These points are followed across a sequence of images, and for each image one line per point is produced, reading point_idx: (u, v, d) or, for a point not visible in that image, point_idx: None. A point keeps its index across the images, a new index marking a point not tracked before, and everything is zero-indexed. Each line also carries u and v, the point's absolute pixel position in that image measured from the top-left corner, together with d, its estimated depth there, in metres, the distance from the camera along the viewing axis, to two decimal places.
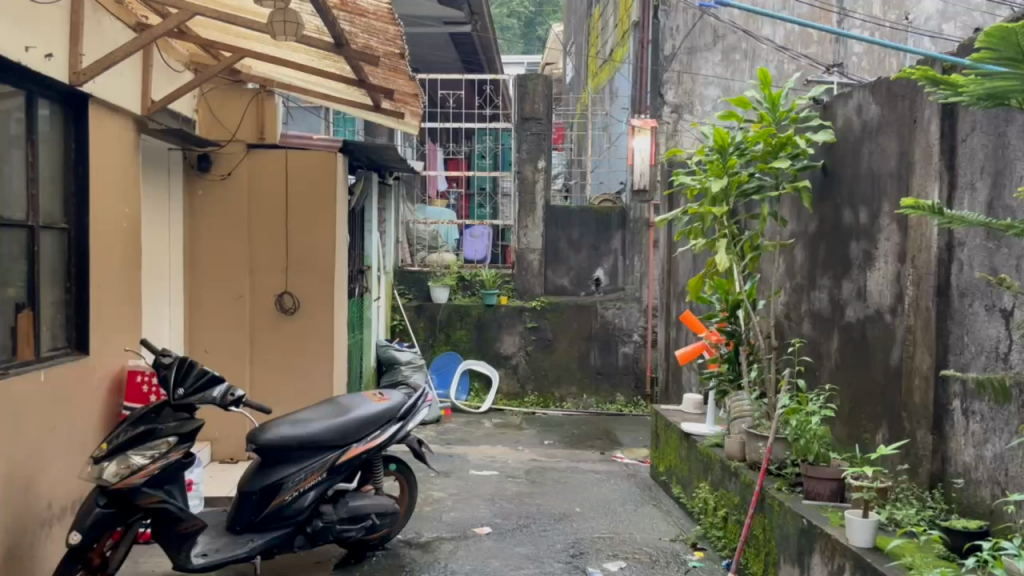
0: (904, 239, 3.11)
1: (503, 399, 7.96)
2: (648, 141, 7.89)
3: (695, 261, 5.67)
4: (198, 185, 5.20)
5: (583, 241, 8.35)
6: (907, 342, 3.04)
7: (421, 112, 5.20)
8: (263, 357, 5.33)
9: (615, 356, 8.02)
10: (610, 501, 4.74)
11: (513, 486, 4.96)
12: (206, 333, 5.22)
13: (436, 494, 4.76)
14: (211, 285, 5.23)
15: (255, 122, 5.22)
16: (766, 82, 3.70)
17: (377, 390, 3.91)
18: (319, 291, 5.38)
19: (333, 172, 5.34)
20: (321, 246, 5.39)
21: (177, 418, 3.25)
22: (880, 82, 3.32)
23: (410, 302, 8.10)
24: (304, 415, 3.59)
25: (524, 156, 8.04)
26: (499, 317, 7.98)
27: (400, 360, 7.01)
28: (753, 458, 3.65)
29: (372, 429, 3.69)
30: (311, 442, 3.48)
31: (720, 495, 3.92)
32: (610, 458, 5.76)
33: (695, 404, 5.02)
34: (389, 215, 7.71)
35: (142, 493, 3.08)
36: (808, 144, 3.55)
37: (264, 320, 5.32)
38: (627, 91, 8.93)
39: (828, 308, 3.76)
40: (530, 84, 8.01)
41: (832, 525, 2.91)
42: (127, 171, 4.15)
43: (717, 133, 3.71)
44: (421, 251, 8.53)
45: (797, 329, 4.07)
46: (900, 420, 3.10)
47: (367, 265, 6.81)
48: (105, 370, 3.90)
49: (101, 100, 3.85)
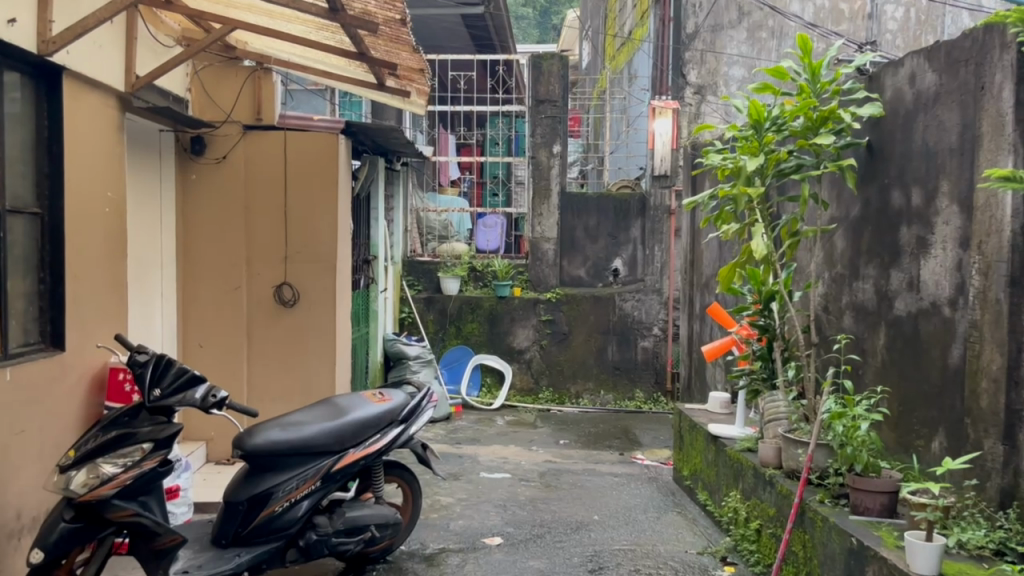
0: (968, 222, 2.76)
1: (516, 394, 7.64)
2: (670, 123, 7.57)
3: (722, 250, 5.32)
4: (191, 169, 4.89)
5: (600, 229, 7.94)
6: (971, 338, 2.69)
7: (428, 89, 4.90)
8: (262, 351, 5.02)
9: (633, 350, 7.69)
10: (630, 508, 4.40)
11: (526, 491, 4.63)
12: (201, 326, 4.93)
13: (444, 499, 4.44)
14: (206, 275, 4.93)
15: (252, 102, 4.91)
16: (806, 50, 3.35)
17: (376, 390, 3.58)
18: (320, 282, 5.05)
19: (337, 154, 5.02)
20: (324, 235, 5.05)
21: (154, 422, 2.92)
22: (937, 47, 2.96)
23: (420, 294, 7.76)
24: (296, 418, 3.27)
25: (538, 141, 7.70)
26: (512, 310, 7.65)
27: (408, 355, 6.69)
28: (791, 465, 3.31)
29: (372, 433, 3.37)
30: (303, 448, 3.16)
31: (752, 505, 3.60)
32: (629, 460, 5.42)
33: (722, 403, 4.67)
34: (396, 203, 7.38)
35: (112, 506, 2.76)
36: (855, 117, 3.18)
37: (262, 314, 5.01)
38: (646, 72, 8.56)
39: (873, 300, 3.41)
40: (545, 64, 7.65)
41: (887, 547, 2.57)
42: (110, 152, 3.84)
43: (753, 106, 3.35)
44: (431, 241, 8.15)
45: (837, 324, 3.72)
46: (962, 427, 2.76)
47: (373, 255, 6.49)
48: (82, 367, 3.58)
49: (79, 74, 3.54)
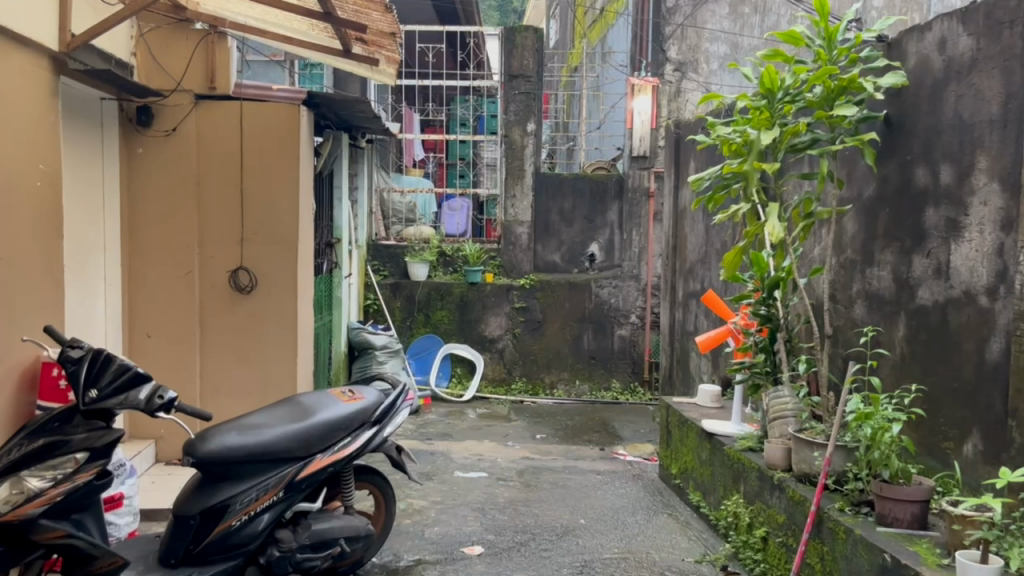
0: (1012, 202, 2.48)
1: (487, 385, 7.32)
2: (649, 100, 7.39)
3: (711, 233, 5.02)
4: (137, 142, 4.45)
5: (575, 212, 7.62)
6: (1017, 331, 2.41)
7: (397, 57, 4.54)
8: (215, 342, 4.61)
9: (610, 338, 7.41)
10: (618, 509, 4.10)
11: (505, 492, 4.30)
12: (149, 314, 4.51)
13: (417, 502, 4.09)
14: (154, 258, 4.50)
15: (204, 69, 4.48)
16: (822, 11, 3.03)
17: (345, 387, 3.21)
18: (280, 265, 4.64)
19: (299, 127, 4.62)
20: (284, 215, 4.64)
21: (90, 428, 2.51)
22: (974, 8, 2.68)
23: (386, 280, 7.37)
24: (256, 419, 2.89)
25: (511, 118, 7.33)
26: (484, 296, 7.31)
27: (374, 345, 6.31)
28: (803, 469, 3.03)
29: (341, 436, 3.01)
30: (264, 454, 2.79)
31: (757, 510, 3.32)
32: (611, 455, 5.12)
33: (713, 397, 4.37)
34: (361, 181, 6.97)
35: (38, 528, 2.37)
36: (877, 88, 2.92)
37: (216, 300, 4.60)
38: (624, 48, 8.23)
39: (891, 288, 3.12)
40: (518, 37, 7.30)
41: (929, 566, 2.29)
42: (44, 118, 3.42)
43: (766, 72, 3.02)
44: (396, 224, 7.68)
45: (848, 314, 3.43)
46: (1005, 430, 2.48)
47: (337, 238, 6.09)
48: (9, 361, 3.16)
49: (7, 30, 3.13)
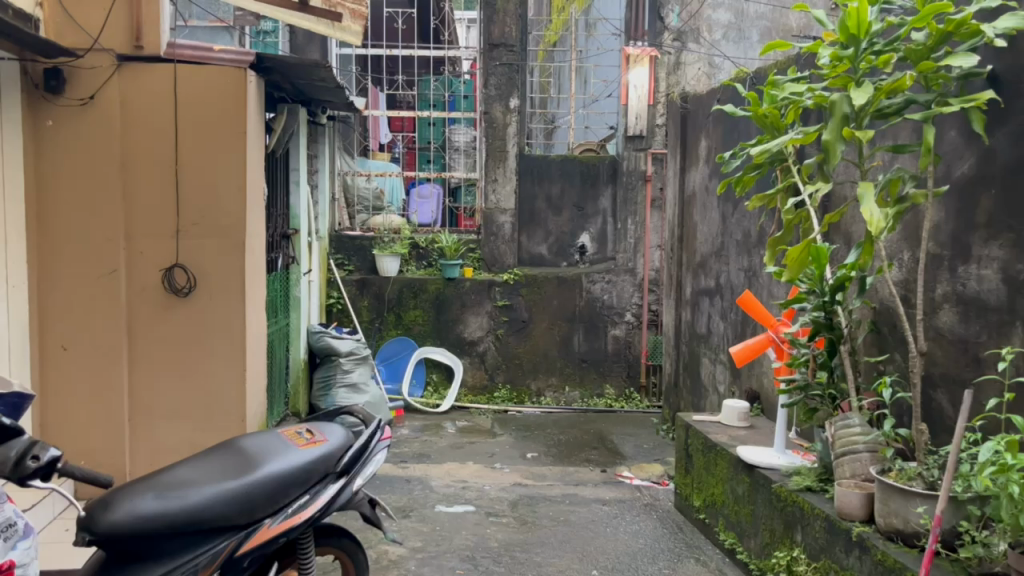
0: None
1: (466, 393, 6.63)
2: (646, 73, 6.79)
3: (730, 221, 4.36)
4: (47, 114, 3.64)
5: (564, 198, 6.92)
6: None
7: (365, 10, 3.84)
8: (147, 354, 3.84)
9: (602, 340, 6.75)
10: (635, 553, 3.42)
11: (499, 533, 3.59)
12: (64, 323, 3.72)
13: (392, 550, 3.37)
14: (71, 256, 3.71)
15: (129, 24, 3.69)
16: None
17: (301, 428, 2.47)
18: (224, 264, 3.86)
19: (247, 97, 3.81)
20: (229, 203, 3.85)
21: None
22: None
23: (351, 275, 6.60)
24: (182, 474, 2.12)
25: (492, 93, 6.60)
26: (463, 294, 6.60)
27: (339, 351, 5.53)
28: (894, 524, 2.35)
29: (295, 495, 2.27)
30: (192, 524, 2.03)
31: (823, 569, 2.65)
32: (616, 479, 4.45)
33: (740, 415, 3.72)
34: (322, 164, 6.20)
35: None
36: (994, 32, 2.19)
37: (147, 306, 3.82)
38: (615, 16, 7.59)
39: (998, 293, 2.44)
40: (499, 2, 6.55)
41: None
42: None
43: (850, 10, 2.32)
44: (362, 213, 6.88)
45: (930, 323, 2.75)
46: None
47: (295, 228, 5.32)
48: None
49: None
